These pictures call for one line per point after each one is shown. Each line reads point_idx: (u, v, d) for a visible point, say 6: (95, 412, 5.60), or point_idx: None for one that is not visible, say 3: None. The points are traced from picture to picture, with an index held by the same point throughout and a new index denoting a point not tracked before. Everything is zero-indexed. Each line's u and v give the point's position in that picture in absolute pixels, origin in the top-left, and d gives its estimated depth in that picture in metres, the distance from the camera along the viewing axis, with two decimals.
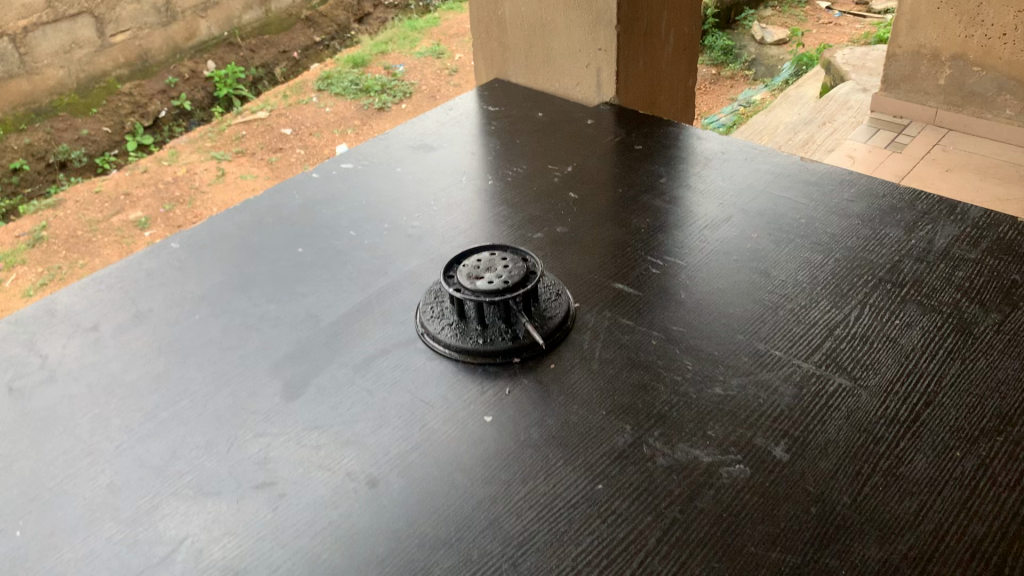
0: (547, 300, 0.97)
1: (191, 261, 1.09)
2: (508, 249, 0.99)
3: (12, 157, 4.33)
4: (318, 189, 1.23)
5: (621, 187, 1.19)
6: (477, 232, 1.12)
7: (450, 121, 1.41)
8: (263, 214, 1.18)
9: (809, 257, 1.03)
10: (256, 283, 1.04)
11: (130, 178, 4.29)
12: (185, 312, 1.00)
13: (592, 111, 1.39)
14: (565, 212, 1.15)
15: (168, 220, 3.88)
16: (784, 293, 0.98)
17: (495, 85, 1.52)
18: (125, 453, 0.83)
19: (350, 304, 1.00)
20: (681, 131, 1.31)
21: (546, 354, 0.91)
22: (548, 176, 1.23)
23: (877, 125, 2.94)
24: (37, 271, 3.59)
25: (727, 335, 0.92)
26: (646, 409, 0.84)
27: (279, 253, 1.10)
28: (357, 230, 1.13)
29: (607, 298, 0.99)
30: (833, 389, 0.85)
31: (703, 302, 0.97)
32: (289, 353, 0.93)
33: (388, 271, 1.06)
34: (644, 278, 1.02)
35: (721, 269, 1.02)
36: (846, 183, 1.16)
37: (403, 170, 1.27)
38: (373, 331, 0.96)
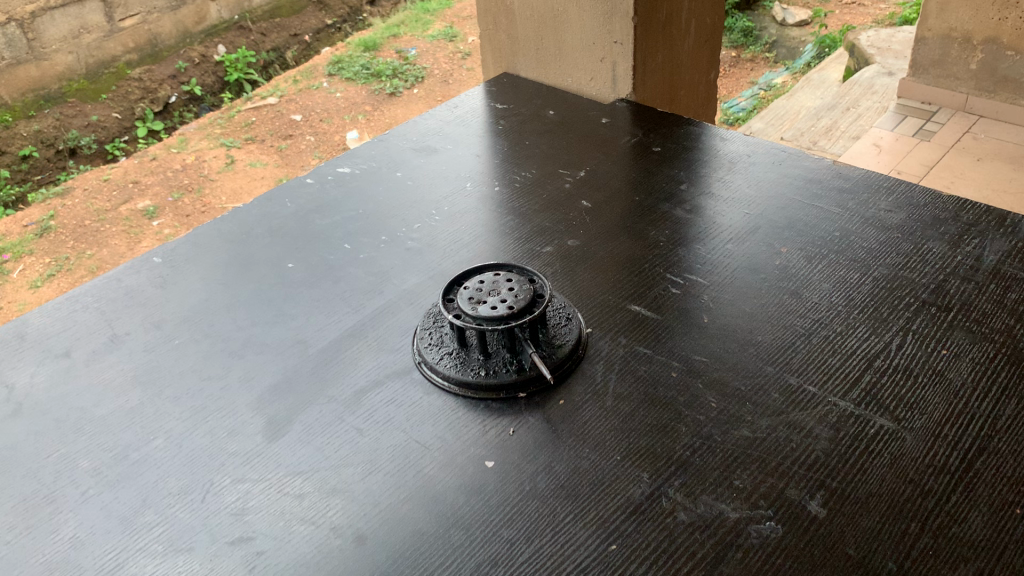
0: (556, 326, 0.88)
1: (173, 277, 1.01)
2: (513, 269, 0.90)
3: (22, 145, 4.28)
4: (313, 196, 1.15)
5: (638, 194, 1.10)
6: (481, 246, 1.03)
7: (456, 120, 1.32)
8: (252, 225, 1.10)
9: (844, 276, 0.94)
10: (241, 303, 0.96)
11: (138, 165, 4.21)
12: (163, 337, 0.93)
13: (607, 109, 1.30)
14: (577, 223, 1.06)
15: (177, 209, 3.81)
16: (817, 317, 0.89)
17: (504, 80, 1.43)
18: (91, 501, 0.75)
19: (342, 328, 0.92)
20: (703, 131, 1.22)
21: (554, 387, 0.83)
22: (559, 182, 1.14)
23: (904, 112, 2.82)
24: (44, 262, 3.53)
25: (755, 366, 0.83)
26: (665, 455, 0.75)
27: (267, 268, 1.02)
28: (352, 242, 1.05)
29: (623, 323, 0.90)
30: (873, 432, 0.76)
31: (728, 328, 0.88)
32: (273, 385, 0.85)
33: (384, 290, 0.97)
34: (662, 298, 0.93)
35: (747, 289, 0.93)
36: (883, 190, 1.07)
37: (403, 176, 1.18)
38: (366, 359, 0.88)
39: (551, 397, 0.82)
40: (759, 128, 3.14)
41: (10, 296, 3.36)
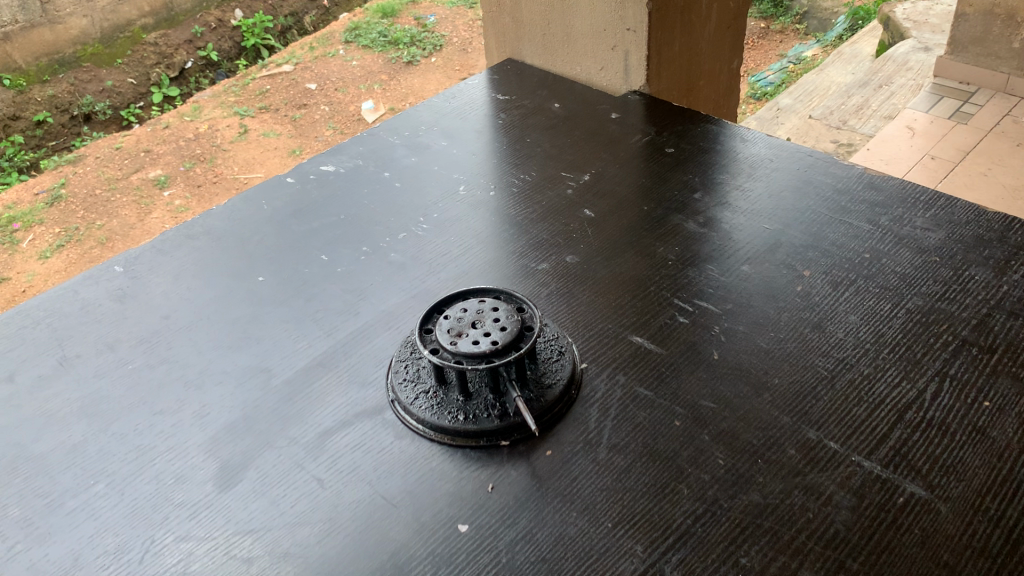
0: (547, 361, 0.78)
1: (134, 290, 0.93)
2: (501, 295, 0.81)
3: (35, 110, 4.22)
4: (292, 198, 1.05)
5: (647, 203, 1.00)
6: (471, 262, 0.94)
7: (453, 112, 1.22)
8: (223, 231, 1.00)
9: (874, 307, 0.83)
10: (204, 322, 0.88)
11: (151, 132, 4.11)
12: (114, 362, 0.84)
13: (618, 102, 1.19)
14: (578, 235, 0.96)
15: (187, 178, 3.73)
16: (842, 357, 0.79)
17: (507, 67, 1.32)
18: (17, 558, 0.67)
19: (310, 356, 0.83)
20: (722, 131, 1.11)
21: (541, 435, 0.74)
22: (562, 187, 1.04)
23: (942, 92, 2.67)
24: (54, 232, 3.47)
25: (769, 415, 0.74)
26: (662, 523, 0.66)
27: (234, 282, 0.93)
28: (330, 253, 0.96)
29: (622, 357, 0.80)
30: (903, 501, 0.66)
31: (741, 368, 0.78)
32: (230, 424, 0.77)
33: (360, 310, 0.88)
34: (668, 329, 0.83)
35: (763, 320, 0.83)
36: (920, 204, 0.96)
37: (391, 176, 1.08)
38: (334, 394, 0.79)
39: (536, 446, 0.73)
40: (788, 104, 3.00)
41: (18, 267, 3.31)
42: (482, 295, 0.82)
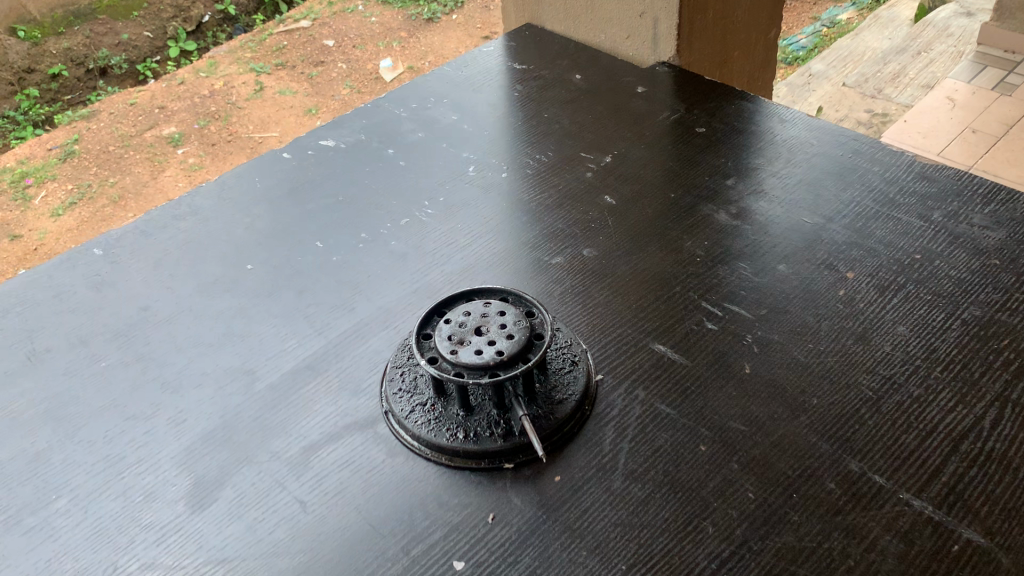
0: (558, 373, 0.71)
1: (112, 277, 0.86)
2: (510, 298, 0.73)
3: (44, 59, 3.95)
4: (288, 176, 0.97)
5: (673, 190, 0.91)
6: (479, 253, 0.86)
7: (465, 83, 1.13)
8: (212, 212, 0.93)
9: (925, 317, 0.74)
10: (186, 315, 0.81)
11: (166, 89, 3.87)
12: (86, 359, 0.77)
13: (645, 75, 1.10)
14: (597, 225, 0.87)
15: (201, 137, 3.55)
16: (889, 374, 0.70)
17: (525, 34, 1.22)
18: None
19: (298, 357, 0.76)
20: (758, 111, 1.01)
21: (549, 456, 0.66)
22: (580, 170, 0.95)
23: (985, 61, 2.53)
24: (67, 189, 3.35)
25: (806, 442, 0.66)
26: (683, 568, 0.58)
27: (220, 270, 0.85)
28: (325, 240, 0.88)
29: (642, 369, 0.72)
30: (958, 549, 0.58)
31: (775, 385, 0.70)
32: (207, 434, 0.70)
33: (356, 306, 0.80)
34: (694, 337, 0.75)
35: (801, 329, 0.74)
36: (979, 197, 0.86)
37: (396, 154, 1.00)
38: (322, 402, 0.72)
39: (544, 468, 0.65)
40: (821, 69, 2.85)
41: (31, 224, 3.21)
42: (488, 295, 0.74)
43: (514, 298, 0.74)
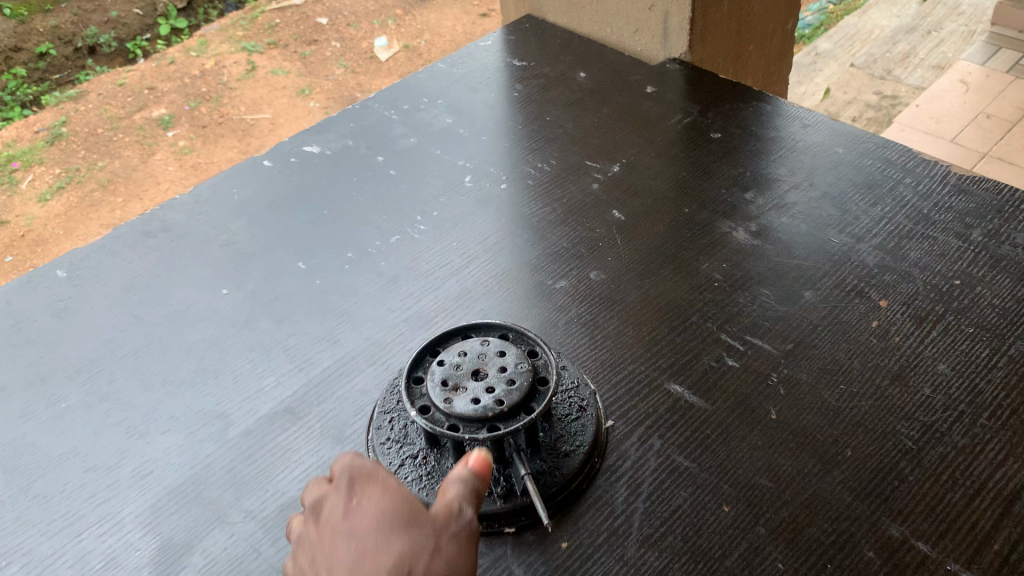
0: (564, 421, 0.64)
1: (77, 304, 0.78)
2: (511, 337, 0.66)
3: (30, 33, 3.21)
4: (269, 187, 0.90)
5: (688, 204, 0.84)
6: (476, 277, 0.78)
7: (460, 82, 1.05)
8: (185, 229, 0.85)
9: (969, 354, 0.67)
10: (155, 348, 0.73)
11: (155, 68, 3.05)
12: (45, 400, 0.70)
13: (653, 73, 1.02)
14: (605, 245, 0.80)
15: (192, 118, 2.81)
16: (930, 421, 0.63)
17: (524, 27, 1.14)
18: None
19: (277, 398, 0.69)
20: (777, 115, 0.94)
21: (556, 518, 0.59)
22: (586, 181, 0.88)
23: (999, 43, 2.44)
24: (53, 172, 2.63)
25: (841, 502, 0.59)
26: None
27: (193, 295, 0.78)
28: (308, 261, 0.81)
29: (656, 414, 0.65)
30: None
31: (804, 434, 0.63)
32: (175, 489, 0.63)
33: (341, 337, 0.73)
34: (714, 376, 0.68)
35: (832, 367, 0.68)
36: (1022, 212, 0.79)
37: (386, 161, 0.92)
38: (302, 452, 0.65)
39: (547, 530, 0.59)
40: (827, 48, 2.71)
41: (16, 210, 2.52)
42: (487, 332, 0.67)
43: (514, 335, 0.67)
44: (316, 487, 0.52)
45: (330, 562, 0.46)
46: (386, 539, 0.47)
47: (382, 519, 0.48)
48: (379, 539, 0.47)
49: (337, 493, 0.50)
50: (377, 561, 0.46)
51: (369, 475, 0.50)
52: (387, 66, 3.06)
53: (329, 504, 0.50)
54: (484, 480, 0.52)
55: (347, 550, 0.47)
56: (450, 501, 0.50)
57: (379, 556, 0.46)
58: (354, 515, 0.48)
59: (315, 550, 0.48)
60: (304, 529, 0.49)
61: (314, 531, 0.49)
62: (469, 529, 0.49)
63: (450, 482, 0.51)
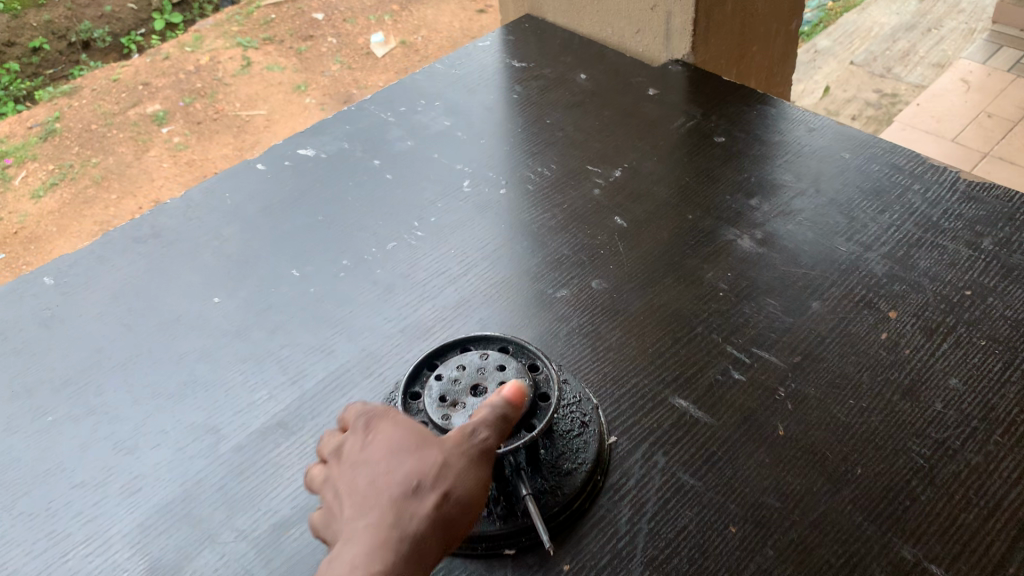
0: (566, 437, 0.62)
1: (64, 313, 0.76)
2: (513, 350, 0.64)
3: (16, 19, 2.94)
4: (262, 192, 0.88)
5: (691, 210, 0.82)
6: (474, 286, 0.76)
7: (458, 84, 1.03)
8: (176, 235, 0.83)
9: (982, 368, 0.66)
10: (144, 359, 0.71)
11: (149, 64, 2.89)
12: (31, 413, 0.68)
13: (655, 75, 1.00)
14: (606, 253, 0.78)
15: (187, 115, 2.70)
16: (942, 438, 0.61)
17: (524, 27, 1.12)
18: None
19: (270, 412, 0.67)
20: (782, 118, 0.92)
21: (558, 538, 0.58)
22: (587, 187, 0.86)
23: (1000, 41, 2.41)
24: (46, 169, 2.52)
25: (851, 523, 0.57)
26: None
27: (184, 303, 0.76)
28: (302, 268, 0.79)
29: (660, 429, 0.64)
30: None
31: (812, 451, 0.61)
32: (164, 506, 0.61)
33: (336, 348, 0.71)
34: (719, 390, 0.66)
35: (841, 382, 0.66)
36: None
37: (382, 165, 0.90)
38: (296, 468, 0.63)
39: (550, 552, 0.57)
40: (826, 46, 2.68)
41: (7, 207, 2.42)
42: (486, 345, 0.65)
43: (515, 347, 0.65)
44: (335, 433, 0.56)
45: (350, 490, 0.51)
46: (398, 463, 0.51)
47: (394, 448, 0.52)
48: (390, 462, 0.52)
49: (353, 430, 0.55)
50: (389, 483, 0.50)
51: (379, 412, 0.55)
52: (383, 63, 2.96)
53: (347, 441, 0.54)
54: (516, 409, 0.55)
55: (364, 476, 0.51)
56: (464, 425, 0.53)
57: (390, 477, 0.51)
58: (369, 446, 0.53)
59: (336, 483, 0.52)
60: (327, 467, 0.54)
61: (335, 466, 0.53)
62: (480, 447, 0.52)
63: (482, 409, 0.54)
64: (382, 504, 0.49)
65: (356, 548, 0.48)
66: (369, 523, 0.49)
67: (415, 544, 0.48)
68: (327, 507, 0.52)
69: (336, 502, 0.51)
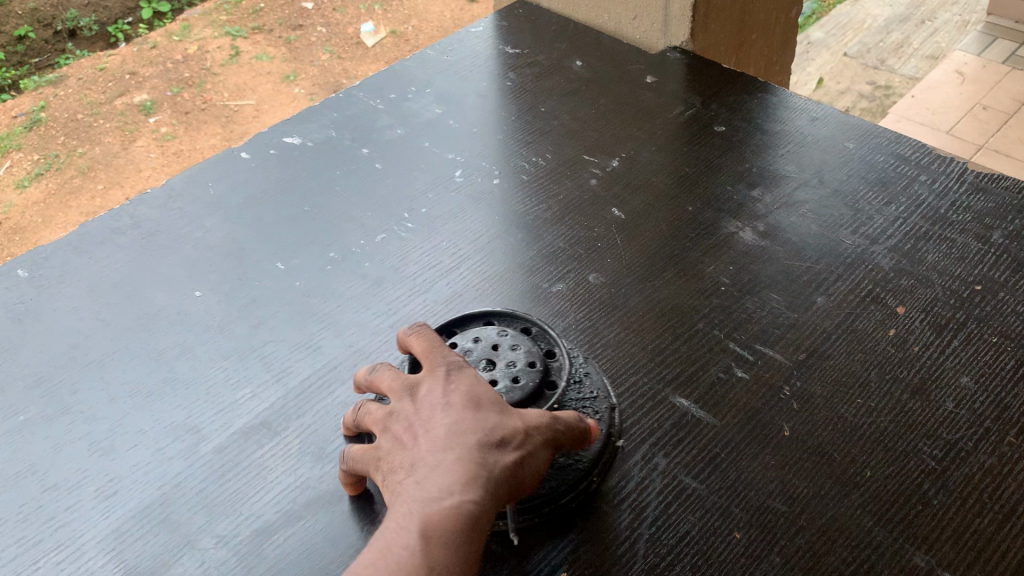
0: None
1: (38, 308, 0.73)
2: (536, 330, 0.66)
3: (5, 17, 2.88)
4: (247, 181, 0.85)
5: (691, 202, 0.79)
6: (467, 279, 0.74)
7: (449, 71, 0.99)
8: (156, 226, 0.80)
9: (994, 366, 0.63)
10: (122, 356, 0.68)
11: (137, 52, 2.83)
12: (2, 412, 0.65)
13: (652, 62, 0.98)
14: (604, 246, 0.75)
15: (175, 104, 2.64)
16: (954, 440, 0.59)
17: (516, 14, 1.09)
18: None
19: (253, 411, 0.64)
20: (783, 107, 0.89)
21: (535, 531, 0.56)
22: (584, 177, 0.83)
23: (995, 32, 2.39)
24: (32, 159, 2.47)
25: (862, 529, 0.54)
26: None
27: (164, 297, 0.73)
28: (287, 261, 0.76)
29: (660, 430, 0.61)
30: None
31: (820, 453, 0.59)
32: (142, 511, 0.58)
33: (322, 345, 0.68)
34: (721, 389, 0.63)
35: (847, 379, 0.63)
36: None
37: (371, 154, 0.87)
38: (279, 471, 0.60)
39: (521, 543, 0.55)
40: (821, 37, 2.65)
41: None
42: (510, 322, 0.66)
43: (538, 330, 0.66)
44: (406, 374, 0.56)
45: (429, 429, 0.52)
46: (482, 415, 0.52)
47: (478, 399, 0.53)
48: (473, 411, 0.52)
49: (432, 374, 0.55)
50: (475, 426, 0.51)
51: (461, 365, 0.56)
52: (372, 53, 2.92)
53: (424, 383, 0.55)
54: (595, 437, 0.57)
55: (446, 419, 0.52)
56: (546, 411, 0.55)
57: (476, 420, 0.52)
58: (451, 393, 0.53)
59: (412, 418, 0.53)
60: (397, 403, 0.54)
61: (409, 403, 0.54)
62: (559, 431, 0.54)
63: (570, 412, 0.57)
64: (469, 442, 0.50)
65: (445, 475, 0.49)
66: (460, 456, 0.50)
67: (500, 485, 0.49)
68: (396, 439, 0.53)
69: (412, 435, 0.52)
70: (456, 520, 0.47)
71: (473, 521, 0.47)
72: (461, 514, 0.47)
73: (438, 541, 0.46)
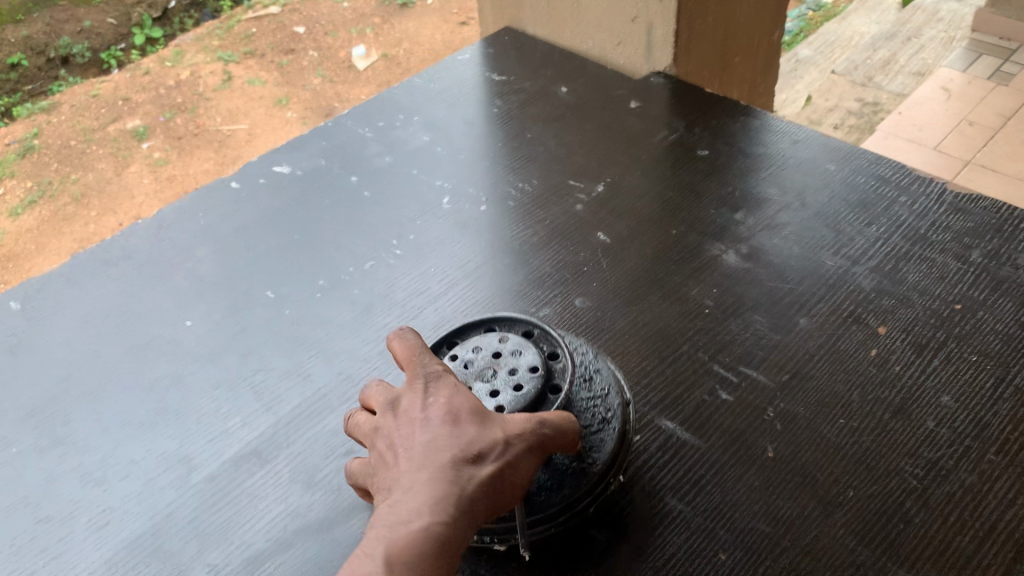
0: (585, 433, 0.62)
1: (31, 340, 0.74)
2: (535, 334, 0.66)
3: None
4: (237, 211, 0.86)
5: (675, 225, 0.80)
6: (454, 305, 0.74)
7: (437, 99, 1.01)
8: (148, 257, 0.81)
9: (974, 384, 0.64)
10: (113, 387, 0.69)
11: (130, 79, 2.84)
12: None
13: (637, 88, 0.99)
14: (589, 270, 0.77)
15: (167, 130, 2.65)
16: (936, 458, 0.60)
17: (503, 41, 1.10)
18: None
19: (243, 440, 0.65)
20: (766, 130, 0.91)
21: (557, 537, 0.58)
22: (569, 202, 0.84)
23: (981, 49, 2.41)
24: (25, 186, 2.48)
25: (846, 549, 0.55)
26: None
27: (156, 327, 0.74)
28: (277, 289, 0.77)
29: (648, 452, 0.62)
30: None
31: (804, 473, 0.60)
32: (134, 540, 0.59)
33: (312, 373, 0.69)
34: (706, 411, 0.64)
35: (829, 400, 0.64)
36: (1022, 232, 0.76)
37: (361, 182, 0.88)
38: (269, 499, 0.61)
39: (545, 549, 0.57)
40: (808, 55, 2.68)
41: None
42: (511, 328, 0.67)
43: (539, 332, 0.66)
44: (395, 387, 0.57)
45: (408, 447, 0.53)
46: (458, 430, 0.53)
47: (454, 415, 0.53)
48: (450, 428, 0.53)
49: (413, 387, 0.55)
50: (450, 443, 0.52)
51: (439, 375, 0.56)
52: (364, 78, 2.94)
53: (405, 398, 0.55)
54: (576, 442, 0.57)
55: (424, 436, 0.53)
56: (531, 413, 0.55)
57: (452, 437, 0.52)
58: (429, 408, 0.54)
59: (394, 435, 0.54)
60: (380, 418, 0.55)
61: (388, 419, 0.55)
62: (541, 436, 0.54)
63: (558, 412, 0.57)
64: (442, 459, 0.51)
65: (417, 495, 0.50)
66: (432, 476, 0.50)
67: (472, 503, 0.50)
68: (378, 457, 0.54)
69: (393, 454, 0.53)
70: (422, 544, 0.47)
71: (440, 543, 0.48)
72: (428, 536, 0.48)
73: (400, 567, 0.47)
